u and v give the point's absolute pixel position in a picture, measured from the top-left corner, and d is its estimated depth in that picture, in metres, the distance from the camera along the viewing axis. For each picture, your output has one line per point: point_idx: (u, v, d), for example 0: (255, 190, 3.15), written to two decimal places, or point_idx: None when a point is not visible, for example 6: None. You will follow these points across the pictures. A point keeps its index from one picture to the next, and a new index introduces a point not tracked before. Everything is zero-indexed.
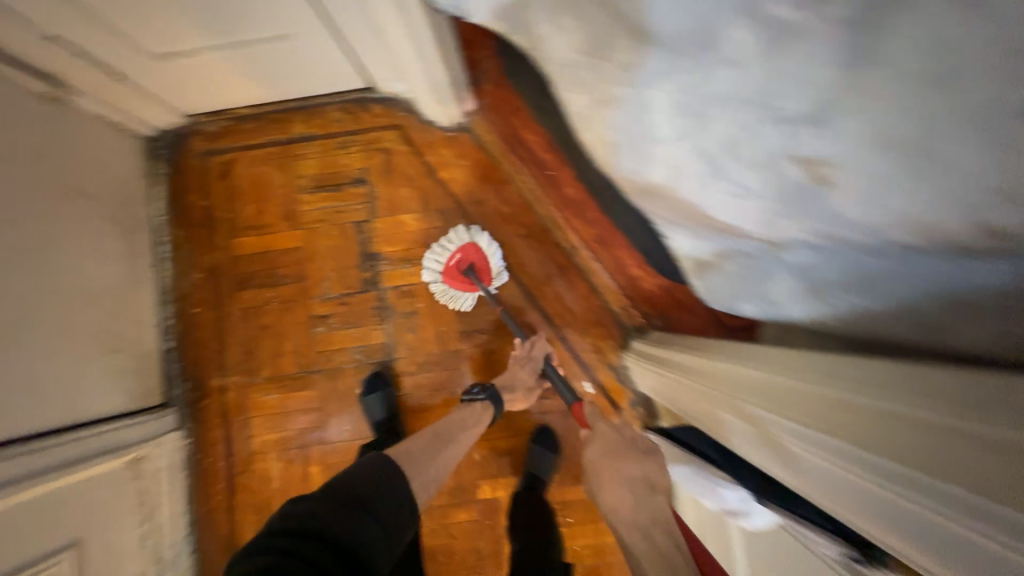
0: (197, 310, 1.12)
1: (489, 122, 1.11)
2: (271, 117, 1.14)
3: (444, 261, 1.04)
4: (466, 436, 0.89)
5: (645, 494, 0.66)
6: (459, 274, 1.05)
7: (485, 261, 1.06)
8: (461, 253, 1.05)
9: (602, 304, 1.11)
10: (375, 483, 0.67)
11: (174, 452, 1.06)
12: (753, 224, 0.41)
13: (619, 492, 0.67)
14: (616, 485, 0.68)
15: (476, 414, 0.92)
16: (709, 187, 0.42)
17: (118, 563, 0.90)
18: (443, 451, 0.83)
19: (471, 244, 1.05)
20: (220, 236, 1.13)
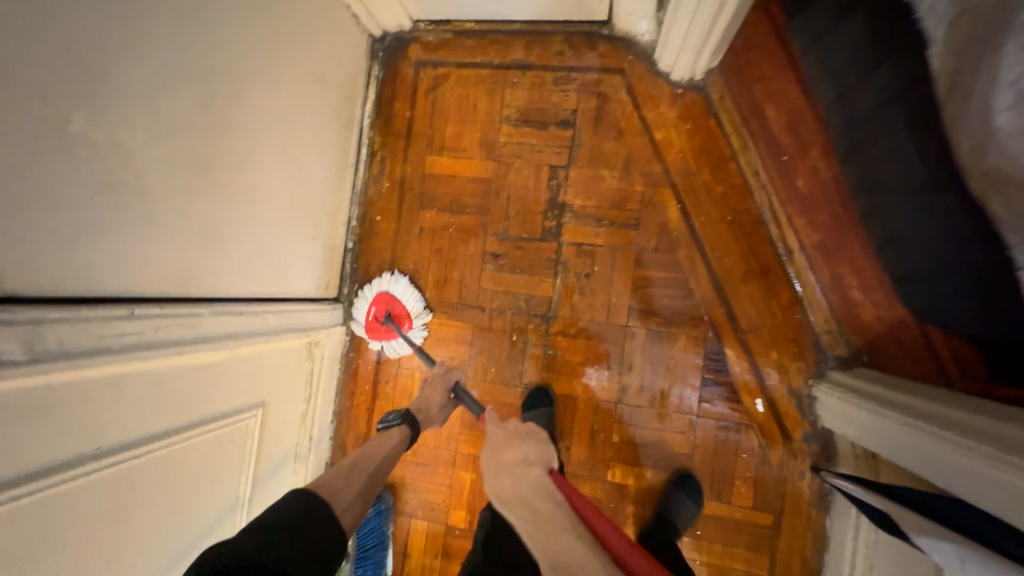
0: (379, 218, 1.14)
1: (730, 88, 0.98)
2: (493, 36, 1.08)
3: (364, 317, 1.09)
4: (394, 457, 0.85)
5: (521, 472, 0.75)
6: (378, 326, 1.08)
7: (403, 307, 1.09)
8: (376, 305, 1.09)
9: (803, 322, 0.97)
10: (295, 514, 0.67)
11: (337, 345, 1.11)
12: None
13: (502, 481, 0.75)
14: (501, 476, 0.75)
15: (394, 441, 0.87)
16: None
17: (284, 429, 0.98)
18: (364, 484, 0.79)
19: (382, 293, 1.09)
20: (415, 149, 1.12)
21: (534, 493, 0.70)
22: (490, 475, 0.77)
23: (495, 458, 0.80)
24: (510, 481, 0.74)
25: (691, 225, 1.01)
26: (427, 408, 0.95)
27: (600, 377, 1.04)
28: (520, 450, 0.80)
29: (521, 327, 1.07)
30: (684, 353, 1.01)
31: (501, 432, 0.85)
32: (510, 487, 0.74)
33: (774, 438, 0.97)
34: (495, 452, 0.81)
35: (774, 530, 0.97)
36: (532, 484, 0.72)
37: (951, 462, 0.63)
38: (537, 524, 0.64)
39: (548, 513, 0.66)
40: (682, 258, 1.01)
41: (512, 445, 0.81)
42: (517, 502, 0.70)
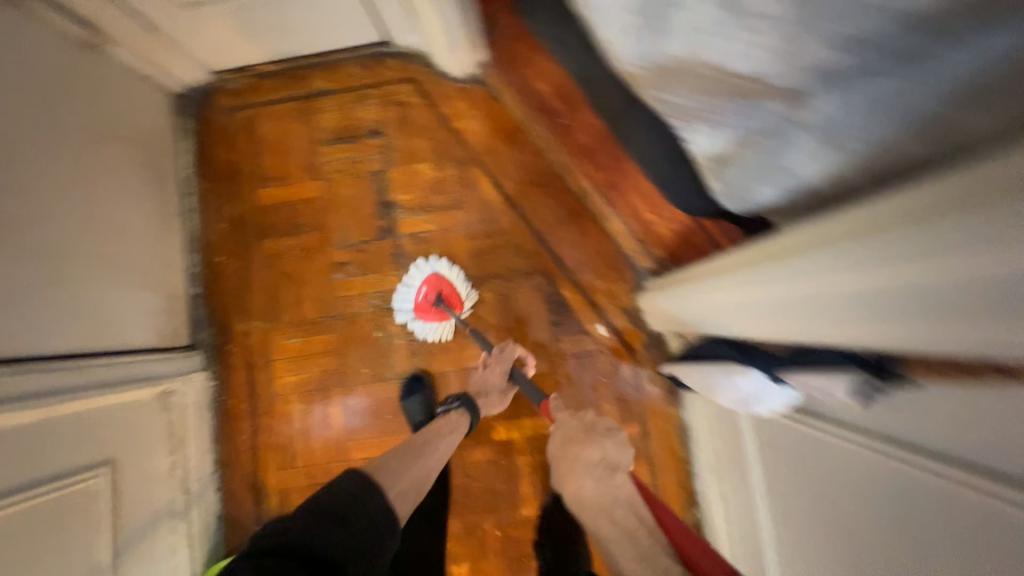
0: (222, 258, 1.16)
1: (503, 74, 1.15)
2: (292, 74, 1.19)
3: (412, 297, 1.08)
4: (450, 442, 0.90)
5: (603, 475, 0.70)
6: (427, 306, 1.08)
7: (452, 287, 1.09)
8: (427, 285, 1.08)
9: (616, 249, 1.11)
10: (353, 500, 0.67)
11: (201, 391, 1.09)
12: (772, 67, 0.44)
13: (582, 479, 0.70)
14: (578, 473, 0.71)
15: (458, 423, 0.94)
16: (731, 36, 0.45)
17: (148, 488, 0.94)
18: (410, 467, 0.80)
19: (434, 275, 1.08)
20: (244, 187, 1.18)
21: (616, 506, 0.65)
22: (568, 466, 0.73)
23: (573, 450, 0.75)
24: (586, 482, 0.69)
25: (505, 193, 1.14)
26: (484, 390, 1.01)
27: (465, 345, 1.11)
28: (598, 450, 0.73)
29: (382, 322, 1.12)
30: (529, 303, 1.11)
31: (579, 420, 0.79)
32: (591, 491, 0.68)
33: (623, 355, 1.09)
34: (574, 445, 0.75)
35: (646, 436, 1.06)
36: (616, 494, 0.66)
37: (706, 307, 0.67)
38: (622, 545, 0.59)
39: (634, 527, 0.61)
40: (505, 222, 1.13)
41: (591, 441, 0.75)
42: (597, 511, 0.65)
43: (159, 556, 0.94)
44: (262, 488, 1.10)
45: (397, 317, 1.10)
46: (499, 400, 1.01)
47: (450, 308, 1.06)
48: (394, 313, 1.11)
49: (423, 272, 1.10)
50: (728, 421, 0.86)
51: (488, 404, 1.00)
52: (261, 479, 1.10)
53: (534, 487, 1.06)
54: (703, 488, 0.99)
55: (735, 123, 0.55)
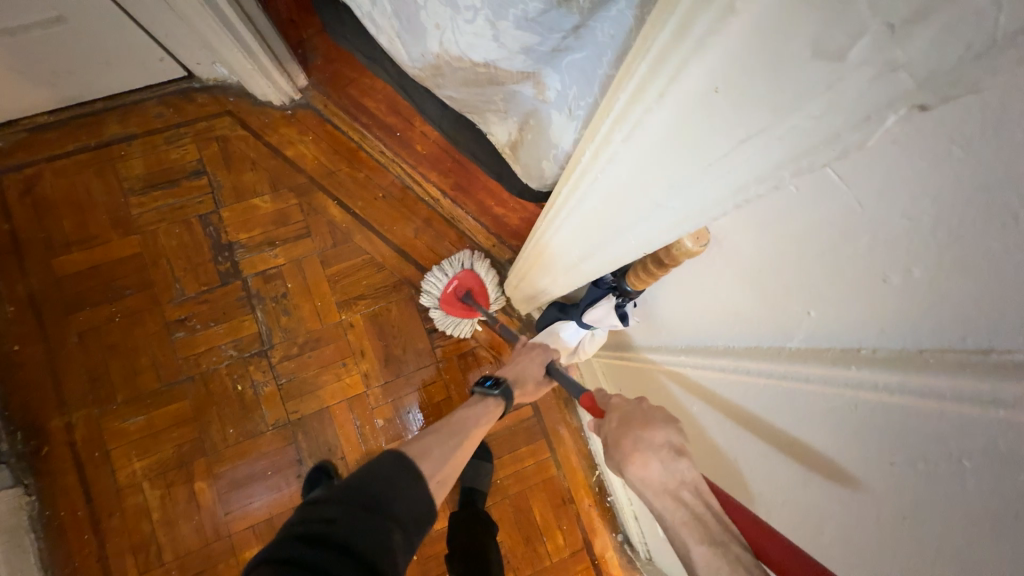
0: (18, 346, 0.97)
1: (329, 95, 1.14)
2: (77, 122, 1.04)
3: (441, 289, 1.03)
4: (482, 434, 0.75)
5: (671, 457, 0.54)
6: (454, 301, 1.04)
7: (481, 285, 1.06)
8: (457, 280, 1.04)
9: (476, 247, 1.15)
10: (395, 484, 0.60)
11: (12, 515, 0.88)
12: (505, 48, 0.50)
13: (646, 458, 0.55)
14: (642, 453, 0.56)
15: (487, 413, 0.76)
16: (464, 27, 0.51)
17: None
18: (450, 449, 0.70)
19: (468, 270, 1.05)
20: (34, 258, 1.00)
21: (686, 493, 0.52)
22: (626, 443, 0.58)
23: (634, 428, 0.59)
24: (653, 466, 0.54)
25: (354, 212, 1.12)
26: (522, 377, 0.81)
27: (342, 375, 1.05)
28: (667, 430, 0.56)
29: (244, 374, 1.03)
30: (402, 316, 1.10)
31: (639, 395, 0.63)
32: (660, 476, 0.54)
33: (502, 345, 1.12)
34: (637, 422, 0.59)
35: (539, 415, 1.11)
36: (686, 478, 0.52)
37: (560, 247, 0.64)
38: (692, 535, 0.49)
39: (698, 516, 0.50)
40: (360, 242, 1.11)
41: (656, 420, 0.58)
42: (662, 496, 0.53)
43: None
44: None
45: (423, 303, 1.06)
46: (535, 391, 0.83)
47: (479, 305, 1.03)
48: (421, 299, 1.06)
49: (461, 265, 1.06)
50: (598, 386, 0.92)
51: (523, 395, 0.82)
52: None
53: (442, 498, 1.04)
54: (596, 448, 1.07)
55: (508, 106, 0.61)
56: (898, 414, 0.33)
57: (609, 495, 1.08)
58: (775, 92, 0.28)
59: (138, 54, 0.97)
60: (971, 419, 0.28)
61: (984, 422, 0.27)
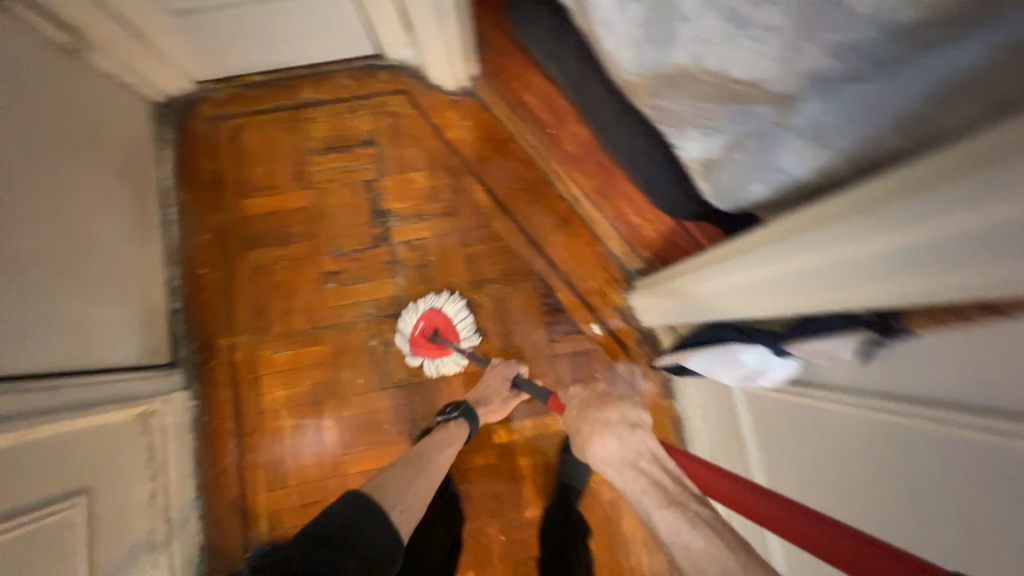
0: (204, 270, 1.11)
1: (493, 87, 1.20)
2: (280, 84, 1.18)
3: (410, 332, 1.06)
4: (449, 454, 0.90)
5: (627, 432, 0.65)
6: (425, 341, 1.06)
7: (448, 321, 1.08)
8: (423, 321, 1.07)
9: (606, 251, 1.17)
10: (355, 521, 0.70)
11: (182, 412, 1.02)
12: (773, 71, 0.50)
13: (606, 437, 0.65)
14: (602, 433, 0.66)
15: (455, 434, 0.92)
16: (734, 45, 0.51)
17: (126, 516, 0.86)
18: (413, 479, 0.82)
19: (435, 310, 1.07)
20: (228, 196, 1.14)
21: (643, 460, 0.61)
22: (586, 430, 0.68)
23: (590, 413, 0.70)
24: (610, 442, 0.64)
25: (498, 200, 1.17)
26: (487, 398, 1.00)
27: (462, 350, 1.11)
28: (620, 411, 0.68)
29: (378, 331, 1.11)
30: (525, 306, 1.14)
31: (591, 391, 0.75)
32: (617, 450, 0.63)
33: (616, 352, 1.13)
34: (591, 409, 0.70)
35: None
36: (641, 448, 0.62)
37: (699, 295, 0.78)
38: (648, 495, 0.57)
39: (654, 479, 0.59)
40: (499, 228, 1.16)
41: (608, 405, 0.70)
42: (621, 467, 0.62)
43: None
44: (250, 513, 1.03)
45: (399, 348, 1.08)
46: (502, 406, 1.01)
47: (448, 342, 1.05)
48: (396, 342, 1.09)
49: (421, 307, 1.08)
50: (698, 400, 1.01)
51: (489, 412, 1.00)
52: (249, 504, 1.04)
53: (537, 487, 1.07)
54: None
55: (731, 124, 0.61)
56: (934, 435, 0.47)
57: None
58: (932, 259, 0.38)
59: (345, 30, 1.08)
60: (986, 446, 0.41)
61: (990, 444, 0.41)
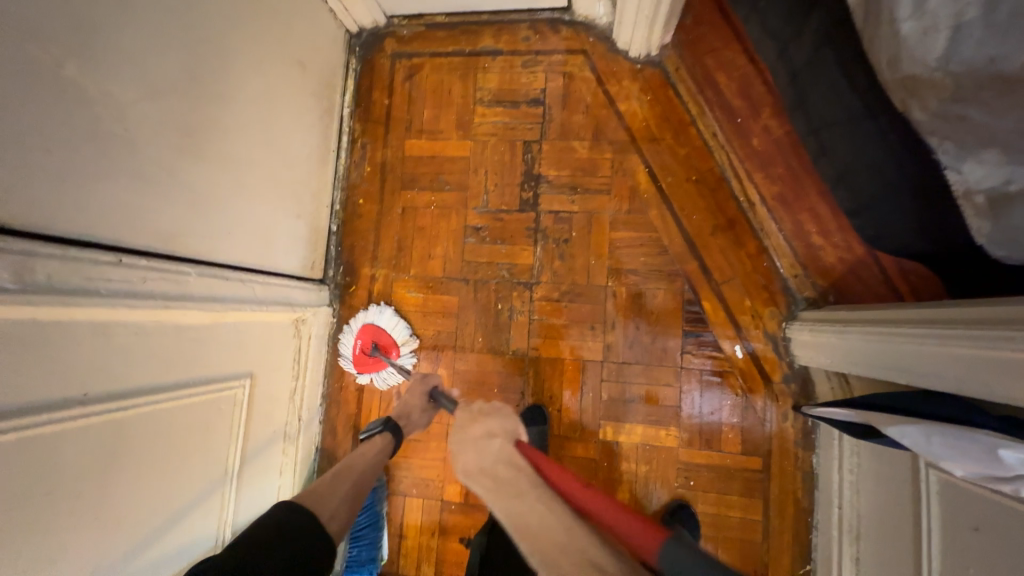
0: (362, 200, 1.17)
1: (683, 59, 1.07)
2: (463, 28, 1.16)
3: (349, 350, 1.09)
4: (371, 462, 0.89)
5: (484, 443, 0.77)
6: (365, 358, 1.09)
7: (388, 336, 1.10)
8: (360, 339, 1.09)
9: (771, 269, 1.02)
10: (284, 524, 0.72)
11: (324, 326, 1.12)
12: None
13: (467, 451, 0.76)
14: (464, 447, 0.77)
15: (377, 447, 0.91)
16: None
17: (272, 406, 0.97)
18: (349, 488, 0.83)
19: (366, 326, 1.10)
20: (395, 134, 1.17)
21: (499, 464, 0.72)
22: (456, 451, 0.78)
23: (458, 434, 0.81)
24: (472, 454, 0.75)
25: (660, 186, 1.07)
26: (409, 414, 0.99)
27: (585, 336, 1.06)
28: (482, 425, 0.81)
29: (506, 296, 1.10)
30: (663, 307, 1.04)
31: (467, 411, 0.87)
32: (473, 460, 0.74)
33: (757, 384, 1.00)
34: (463, 427, 0.82)
35: (766, 473, 0.98)
36: (500, 455, 0.72)
37: (874, 348, 0.73)
38: (501, 493, 0.67)
39: (509, 478, 0.68)
40: (654, 218, 1.06)
41: (478, 421, 0.83)
42: (478, 474, 0.71)
43: (270, 475, 0.98)
44: (361, 431, 1.12)
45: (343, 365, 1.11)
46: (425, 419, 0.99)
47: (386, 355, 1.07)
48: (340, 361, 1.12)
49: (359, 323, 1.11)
50: (842, 466, 0.89)
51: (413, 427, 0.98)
52: (361, 424, 1.12)
53: (634, 496, 1.02)
54: (827, 544, 0.92)
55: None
56: None
57: None
58: None
59: None
60: None
61: None
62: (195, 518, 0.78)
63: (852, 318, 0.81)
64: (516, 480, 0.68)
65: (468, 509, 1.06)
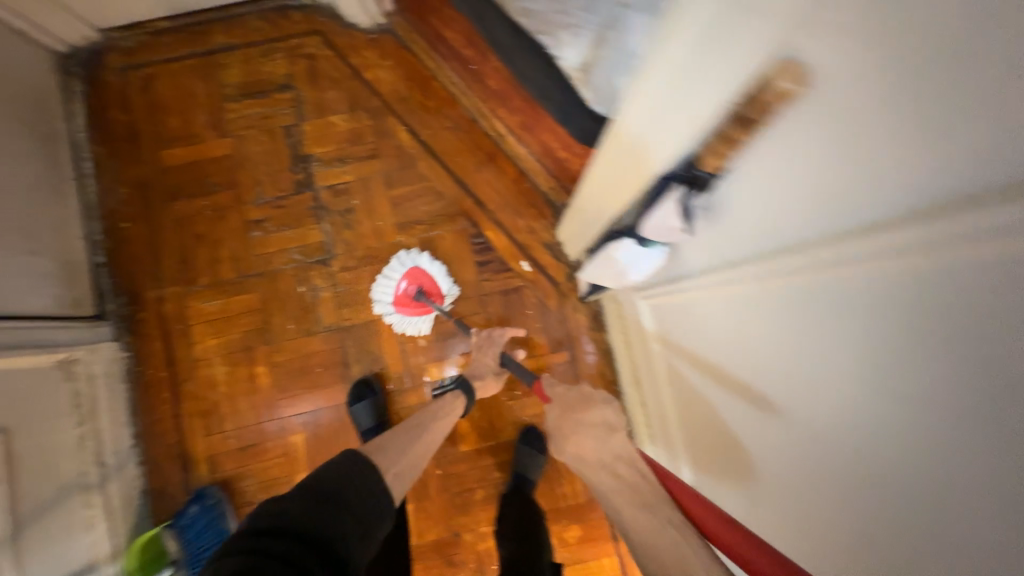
0: (127, 224, 1.10)
1: (410, 22, 1.16)
2: (190, 30, 1.14)
3: (392, 290, 1.06)
4: (443, 425, 0.89)
5: (604, 435, 0.75)
6: (408, 300, 1.07)
7: (433, 281, 1.08)
8: (406, 280, 1.07)
9: (533, 187, 1.15)
10: (347, 471, 0.66)
11: (112, 363, 1.04)
12: None
13: (584, 439, 0.76)
14: (578, 434, 0.77)
15: (450, 407, 0.91)
16: None
17: (54, 458, 0.88)
18: (411, 443, 0.80)
19: (416, 267, 1.08)
20: (145, 149, 1.12)
21: (619, 462, 0.69)
22: (567, 430, 0.79)
23: (571, 416, 0.81)
24: (591, 442, 0.74)
25: (422, 139, 1.15)
26: (479, 373, 1.00)
27: (391, 293, 1.11)
28: (600, 412, 0.80)
29: (306, 278, 1.11)
30: (451, 246, 1.12)
31: (577, 391, 0.86)
32: (591, 448, 0.74)
33: (548, 288, 1.12)
34: (574, 412, 0.81)
35: (574, 361, 1.11)
36: (618, 453, 0.71)
37: (592, 220, 0.79)
38: (620, 496, 0.64)
39: (633, 484, 0.65)
40: (424, 169, 1.14)
41: (591, 405, 0.82)
42: (597, 467, 0.71)
43: (75, 532, 0.89)
44: (189, 458, 1.06)
45: (376, 309, 1.08)
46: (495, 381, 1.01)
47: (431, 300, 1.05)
48: (371, 303, 1.09)
49: (403, 265, 1.08)
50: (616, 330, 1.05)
51: (484, 387, 0.99)
52: (188, 449, 1.06)
53: (472, 422, 1.08)
54: (628, 401, 1.06)
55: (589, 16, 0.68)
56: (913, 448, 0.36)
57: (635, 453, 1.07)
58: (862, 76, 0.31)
59: None
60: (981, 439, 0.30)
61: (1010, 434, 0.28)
62: None
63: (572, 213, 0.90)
64: (637, 480, 0.65)
65: None
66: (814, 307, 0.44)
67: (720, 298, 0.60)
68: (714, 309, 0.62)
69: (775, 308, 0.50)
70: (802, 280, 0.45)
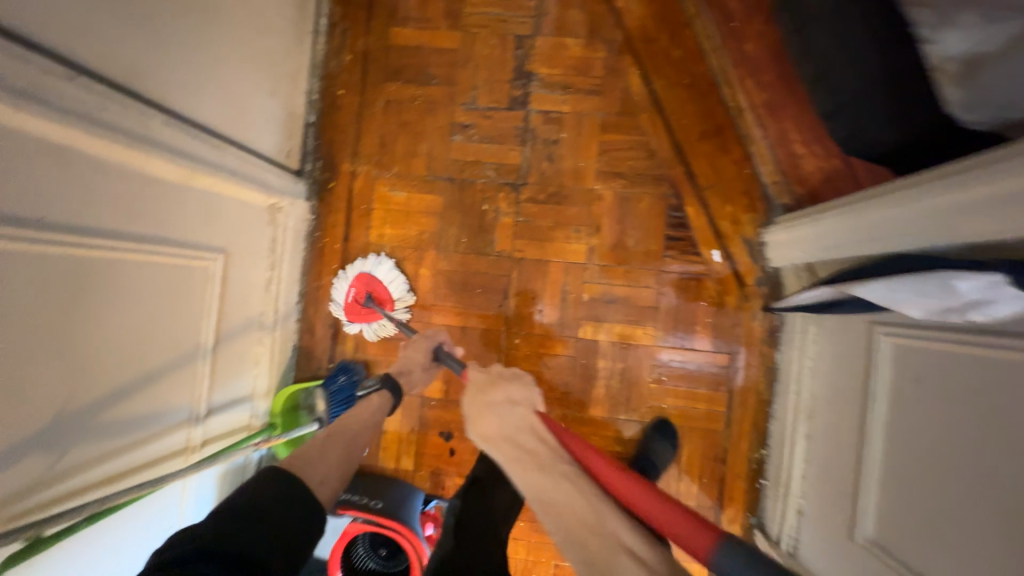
0: (342, 91, 1.10)
1: None
2: None
3: (343, 299, 1.05)
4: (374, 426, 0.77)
5: (507, 411, 0.66)
6: (359, 307, 1.05)
7: (385, 287, 1.07)
8: (356, 287, 1.05)
9: (753, 175, 1.04)
10: (275, 492, 0.57)
11: (301, 221, 1.08)
12: None
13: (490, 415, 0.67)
14: (486, 411, 0.67)
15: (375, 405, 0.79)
16: None
17: (248, 289, 0.95)
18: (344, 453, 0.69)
19: (362, 275, 1.06)
20: (378, 20, 1.10)
21: (522, 433, 0.63)
22: (475, 411, 0.69)
23: (478, 397, 0.71)
24: (494, 420, 0.65)
25: (651, 89, 1.06)
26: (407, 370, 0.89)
27: (570, 239, 1.07)
28: (506, 391, 0.70)
29: (491, 196, 1.08)
30: (646, 212, 1.06)
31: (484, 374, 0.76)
32: (494, 425, 0.65)
33: (732, 287, 1.04)
34: (480, 393, 0.71)
35: (736, 367, 1.04)
36: (523, 424, 0.64)
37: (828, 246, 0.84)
38: (522, 466, 0.59)
39: (537, 453, 0.60)
40: (643, 121, 1.06)
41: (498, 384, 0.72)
42: (500, 441, 0.63)
43: (245, 364, 0.96)
44: (339, 331, 1.10)
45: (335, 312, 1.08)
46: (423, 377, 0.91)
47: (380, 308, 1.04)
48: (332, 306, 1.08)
49: (357, 271, 1.07)
50: (799, 351, 0.96)
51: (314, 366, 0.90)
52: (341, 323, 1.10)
53: (611, 392, 1.06)
54: (781, 429, 1.00)
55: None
56: None
57: (764, 478, 1.02)
58: None
59: None
60: None
61: None
62: (166, 386, 0.75)
63: (803, 232, 0.90)
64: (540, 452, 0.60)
65: (448, 404, 1.08)
66: (994, 415, 0.56)
67: (919, 370, 0.68)
68: (913, 374, 0.69)
69: (960, 397, 0.61)
70: (1001, 396, 0.55)
